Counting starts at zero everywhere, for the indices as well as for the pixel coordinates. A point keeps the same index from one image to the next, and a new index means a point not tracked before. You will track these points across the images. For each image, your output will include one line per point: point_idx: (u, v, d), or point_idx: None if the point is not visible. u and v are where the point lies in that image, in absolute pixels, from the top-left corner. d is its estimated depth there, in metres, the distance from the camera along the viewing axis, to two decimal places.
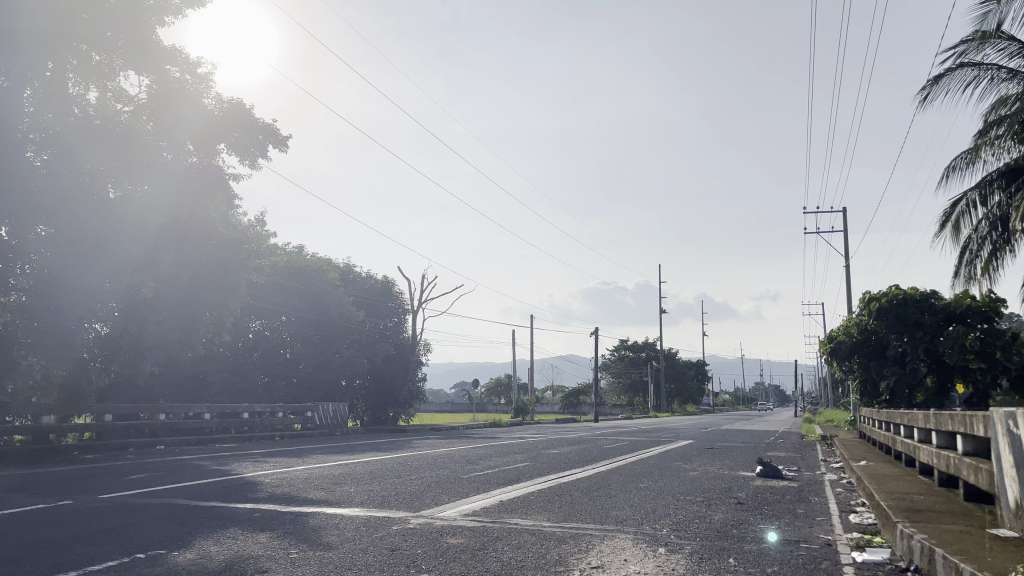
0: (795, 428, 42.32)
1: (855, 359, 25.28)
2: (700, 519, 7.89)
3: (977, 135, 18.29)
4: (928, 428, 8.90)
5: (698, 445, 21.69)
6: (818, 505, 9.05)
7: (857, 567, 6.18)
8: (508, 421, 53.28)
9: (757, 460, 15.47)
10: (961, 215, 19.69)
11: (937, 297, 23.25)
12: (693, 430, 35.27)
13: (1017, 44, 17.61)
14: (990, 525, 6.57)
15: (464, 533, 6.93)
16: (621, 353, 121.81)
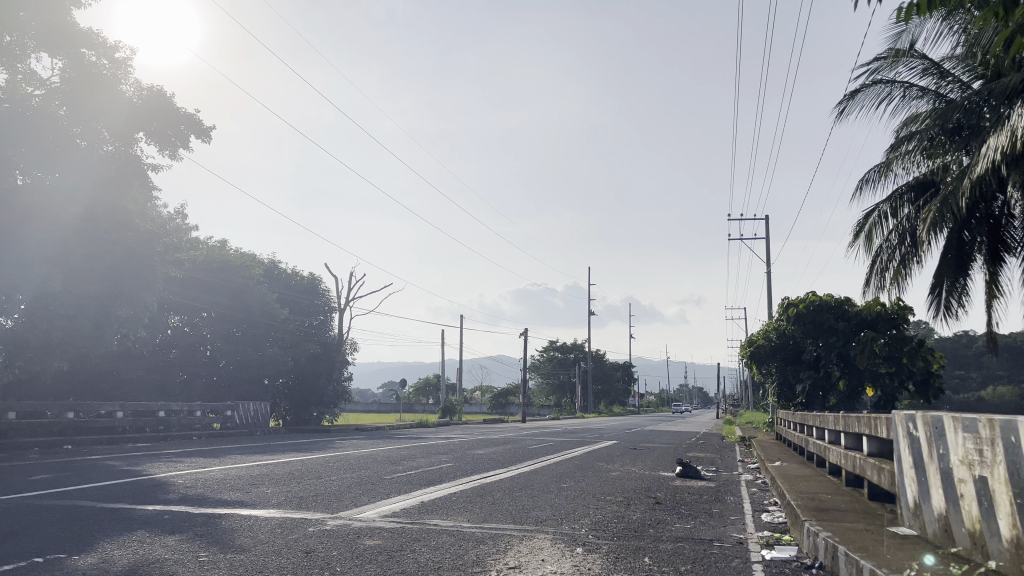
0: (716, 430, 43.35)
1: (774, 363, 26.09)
2: (618, 519, 8.00)
3: (889, 149, 19.10)
4: (838, 430, 9.22)
5: (622, 446, 22.02)
6: (732, 505, 9.27)
7: (765, 565, 6.35)
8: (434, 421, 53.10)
9: (677, 461, 15.78)
10: (874, 226, 20.54)
11: (851, 304, 24.14)
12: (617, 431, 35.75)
13: (927, 63, 18.44)
14: (891, 523, 6.89)
15: (381, 535, 6.86)
16: (551, 354, 122.90)
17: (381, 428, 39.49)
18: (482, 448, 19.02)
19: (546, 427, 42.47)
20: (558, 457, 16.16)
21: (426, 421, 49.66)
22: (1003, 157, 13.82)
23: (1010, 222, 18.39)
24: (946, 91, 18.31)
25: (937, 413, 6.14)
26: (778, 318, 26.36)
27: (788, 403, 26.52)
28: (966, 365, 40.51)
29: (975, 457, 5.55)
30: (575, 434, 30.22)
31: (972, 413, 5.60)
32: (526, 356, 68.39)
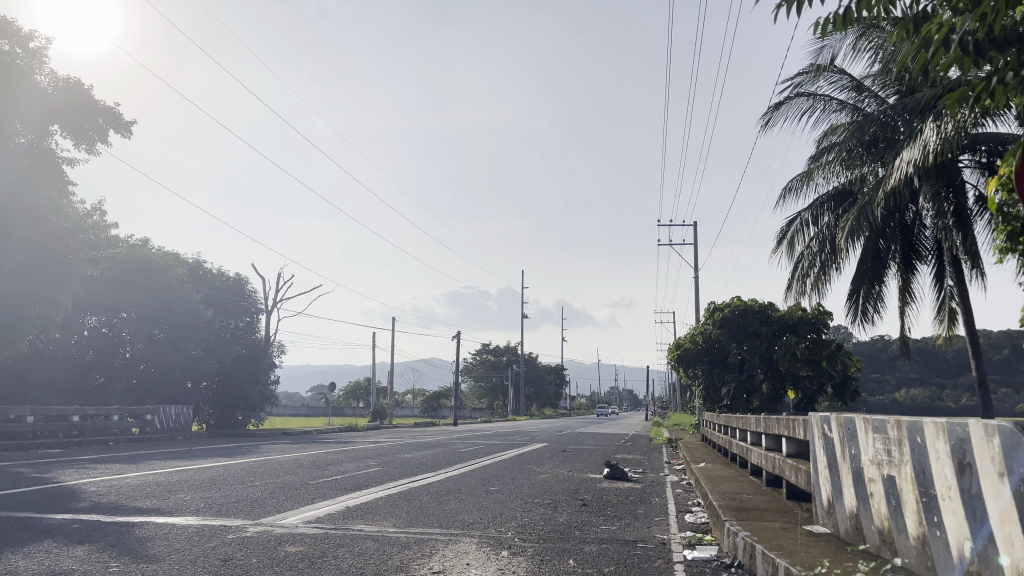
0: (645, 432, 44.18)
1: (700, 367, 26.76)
2: (544, 521, 8.05)
3: (810, 160, 19.79)
4: (759, 432, 9.50)
5: (552, 449, 21.91)
6: (657, 506, 9.45)
7: (686, 565, 6.49)
8: (363, 425, 52.56)
9: (606, 463, 16.02)
10: (796, 233, 21.23)
11: (773, 308, 25.01)
12: (547, 433, 35.95)
13: (847, 78, 19.17)
14: (806, 522, 7.12)
15: (303, 541, 6.74)
16: (484, 357, 123.16)
17: (309, 431, 38.76)
18: (410, 452, 18.91)
19: (477, 430, 42.45)
20: (487, 461, 16.19)
21: (356, 424, 49.04)
22: (914, 170, 14.47)
23: (922, 231, 19.26)
24: (864, 105, 19.05)
25: (849, 414, 6.38)
26: (704, 322, 27.07)
27: (714, 406, 27.22)
28: (881, 368, 42.27)
29: (883, 456, 5.79)
30: (505, 437, 30.26)
31: (882, 414, 5.84)
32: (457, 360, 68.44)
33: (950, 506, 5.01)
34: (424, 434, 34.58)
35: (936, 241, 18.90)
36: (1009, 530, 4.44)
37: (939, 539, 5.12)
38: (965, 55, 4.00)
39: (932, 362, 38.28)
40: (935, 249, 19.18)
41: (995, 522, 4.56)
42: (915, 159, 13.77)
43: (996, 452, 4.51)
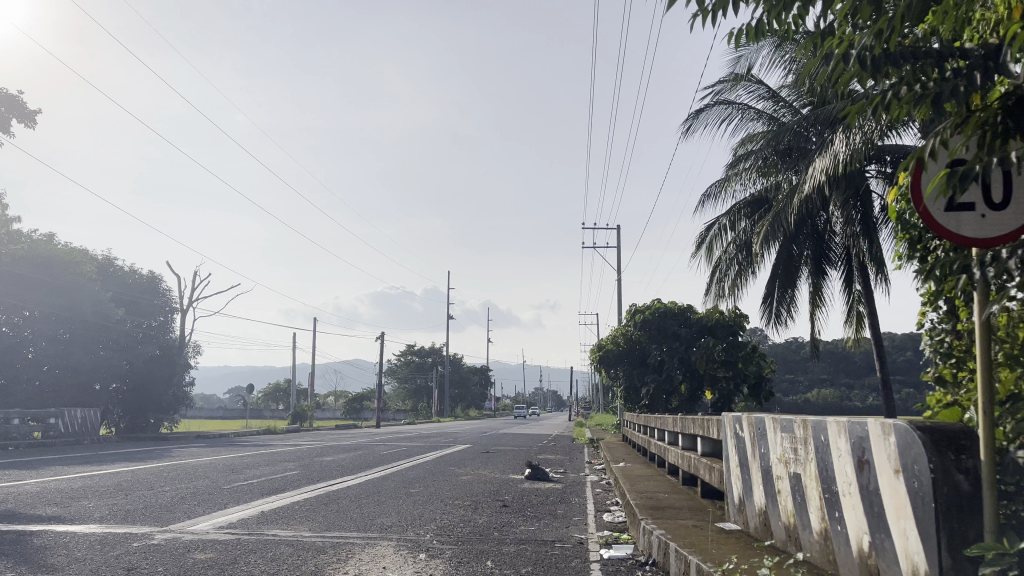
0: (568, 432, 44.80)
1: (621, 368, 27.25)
2: (463, 523, 8.03)
3: (728, 167, 20.39)
4: (676, 432, 9.70)
5: (475, 449, 22.34)
6: (576, 506, 9.55)
7: (603, 563, 6.59)
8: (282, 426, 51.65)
9: (526, 464, 16.14)
10: (714, 238, 21.91)
11: (692, 311, 25.61)
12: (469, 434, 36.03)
13: (764, 87, 19.81)
14: (719, 519, 7.31)
15: (214, 548, 6.55)
16: (408, 358, 122.53)
17: (224, 434, 37.69)
18: (329, 454, 18.63)
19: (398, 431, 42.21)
20: (407, 462, 16.08)
21: (274, 427, 47.97)
22: (825, 178, 15.04)
23: (833, 237, 20.08)
24: (780, 115, 19.71)
25: (759, 415, 6.58)
26: (626, 323, 27.53)
27: (634, 406, 27.75)
28: (793, 369, 43.91)
29: (790, 455, 5.99)
30: (428, 439, 30.05)
31: (789, 414, 6.04)
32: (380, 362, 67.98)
33: (849, 501, 5.22)
34: (346, 435, 34.18)
35: (846, 247, 19.72)
36: (904, 523, 4.65)
37: (841, 533, 5.33)
38: (863, 69, 4.12)
39: (842, 363, 39.96)
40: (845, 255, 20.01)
41: (891, 516, 4.78)
42: (827, 168, 14.33)
43: (893, 449, 4.74)
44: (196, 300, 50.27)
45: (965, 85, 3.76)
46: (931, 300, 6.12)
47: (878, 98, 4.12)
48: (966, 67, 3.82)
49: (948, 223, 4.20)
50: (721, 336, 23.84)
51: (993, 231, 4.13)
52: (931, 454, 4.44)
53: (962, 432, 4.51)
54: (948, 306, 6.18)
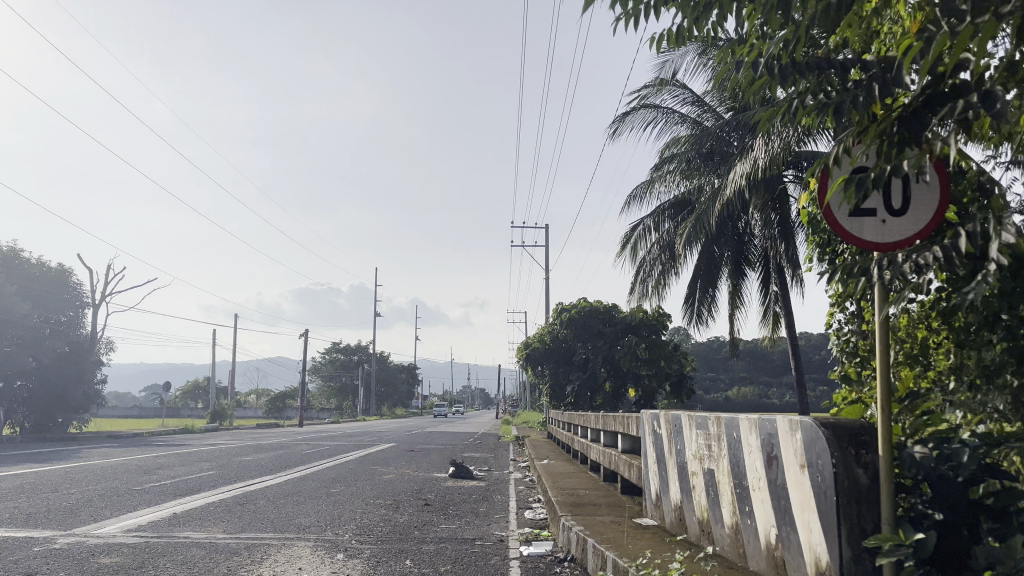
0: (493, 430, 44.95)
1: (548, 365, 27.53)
2: (384, 522, 7.97)
3: (653, 169, 20.79)
4: (598, 429, 9.86)
5: (399, 448, 22.18)
6: (498, 504, 9.59)
7: (522, 560, 6.63)
8: (199, 425, 50.21)
9: (450, 463, 16.12)
10: (639, 239, 22.32)
11: (617, 310, 26.03)
12: (394, 433, 35.76)
13: (688, 92, 20.25)
14: (637, 515, 7.44)
15: (121, 551, 6.33)
16: (335, 355, 120.87)
17: (138, 433, 36.37)
18: (247, 453, 18.22)
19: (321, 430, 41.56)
20: (329, 461, 15.87)
21: (192, 426, 46.58)
22: (746, 182, 15.50)
23: (751, 240, 20.63)
24: (703, 120, 20.20)
25: (676, 412, 6.74)
26: (552, 322, 27.80)
27: (560, 403, 28.04)
28: (714, 368, 45.10)
29: (705, 451, 6.14)
30: (353, 438, 29.67)
31: (704, 411, 6.19)
32: (304, 360, 66.87)
33: (759, 496, 5.39)
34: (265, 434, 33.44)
35: (764, 250, 20.27)
36: (808, 516, 4.83)
37: (749, 526, 5.51)
38: (772, 77, 4.24)
39: (760, 363, 41.27)
40: (763, 257, 20.52)
41: (796, 510, 4.95)
42: (747, 173, 14.78)
43: (799, 445, 4.92)
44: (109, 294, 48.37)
45: (864, 95, 3.89)
46: (838, 302, 6.39)
47: (786, 106, 4.25)
48: (866, 76, 3.96)
49: (852, 227, 4.38)
50: (645, 336, 24.30)
51: (892, 236, 4.33)
52: (833, 449, 4.63)
53: (863, 428, 4.72)
54: (854, 308, 6.46)
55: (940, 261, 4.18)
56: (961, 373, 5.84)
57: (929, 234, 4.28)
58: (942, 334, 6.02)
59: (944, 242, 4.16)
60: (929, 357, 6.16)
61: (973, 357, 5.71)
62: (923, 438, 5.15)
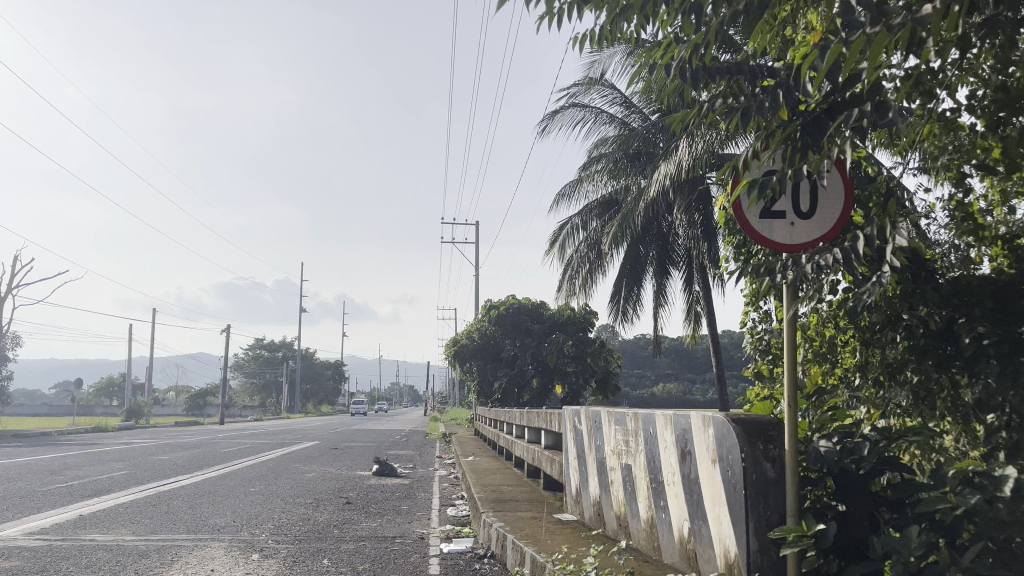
0: (420, 427, 44.82)
1: (476, 362, 27.59)
2: (303, 521, 7.85)
3: (581, 168, 21.05)
4: (522, 426, 9.93)
5: (323, 446, 21.84)
6: (421, 501, 9.56)
7: (441, 557, 6.62)
8: (113, 425, 48.48)
9: (374, 460, 16.00)
10: (566, 237, 22.56)
11: (544, 307, 26.23)
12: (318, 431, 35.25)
13: (617, 93, 20.52)
14: (557, 511, 7.52)
15: (21, 555, 6.06)
16: (261, 352, 118.41)
17: (46, 433, 34.81)
18: (163, 452, 17.70)
19: (242, 429, 40.61)
20: (249, 460, 15.54)
21: (105, 425, 44.94)
22: (669, 182, 15.87)
23: (676, 240, 21.04)
24: (631, 121, 20.49)
25: (595, 408, 6.83)
26: (481, 318, 27.84)
27: (487, 400, 28.10)
28: (641, 365, 45.95)
29: (622, 446, 6.24)
30: (275, 436, 29.09)
31: (622, 407, 6.29)
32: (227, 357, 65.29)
33: (673, 490, 5.50)
34: (183, 434, 32.53)
35: (687, 250, 20.66)
36: (719, 510, 4.96)
37: (664, 520, 5.63)
38: (684, 81, 4.34)
39: (686, 360, 42.24)
40: (686, 257, 20.85)
41: (707, 504, 5.08)
42: (671, 174, 15.11)
43: (711, 440, 5.05)
44: (16, 287, 46.24)
45: (770, 101, 4.02)
46: (753, 302, 6.56)
47: (697, 109, 4.37)
48: (773, 84, 4.09)
49: (762, 229, 4.49)
50: (572, 333, 24.55)
51: (799, 238, 4.47)
52: (743, 444, 4.76)
53: (771, 423, 4.85)
54: (767, 307, 6.65)
55: (841, 263, 4.45)
56: (866, 371, 6.06)
57: (832, 237, 4.46)
58: (848, 333, 6.22)
59: (843, 245, 4.39)
60: (836, 355, 6.40)
61: (877, 354, 5.93)
62: (828, 433, 5.34)
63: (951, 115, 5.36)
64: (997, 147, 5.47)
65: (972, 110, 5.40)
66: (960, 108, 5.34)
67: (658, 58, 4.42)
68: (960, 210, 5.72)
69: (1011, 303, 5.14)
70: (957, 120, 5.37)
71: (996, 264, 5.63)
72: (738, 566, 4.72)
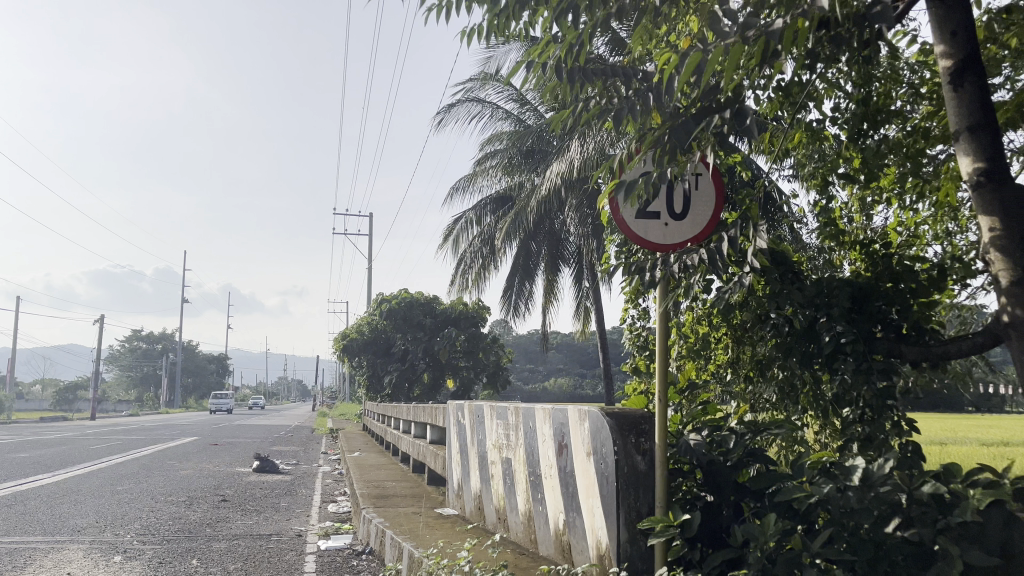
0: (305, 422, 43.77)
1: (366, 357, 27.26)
2: (174, 520, 7.54)
3: (476, 163, 21.09)
4: (408, 420, 9.87)
5: (202, 442, 20.97)
6: (302, 498, 9.34)
7: (317, 554, 6.49)
8: None
9: (254, 457, 15.53)
10: (461, 231, 22.56)
11: (437, 302, 26.11)
12: (197, 427, 33.90)
13: (512, 89, 20.64)
14: (439, 505, 7.52)
15: None
16: (141, 344, 112.93)
17: None
18: (22, 450, 16.62)
19: (111, 425, 38.53)
20: (119, 458, 14.79)
21: None
22: (561, 180, 16.13)
23: (567, 238, 21.43)
24: (526, 118, 20.67)
25: (479, 404, 6.86)
26: (372, 312, 27.51)
27: (376, 395, 27.80)
28: (533, 359, 46.67)
29: (503, 440, 6.29)
30: (151, 432, 27.78)
31: (504, 401, 6.34)
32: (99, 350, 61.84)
33: (550, 483, 5.59)
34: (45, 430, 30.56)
35: (578, 248, 21.09)
36: (592, 502, 5.06)
37: (541, 513, 5.71)
38: (560, 80, 4.40)
39: (577, 356, 43.17)
40: (577, 255, 21.26)
41: (582, 496, 5.18)
42: (563, 173, 15.38)
43: (586, 434, 5.16)
44: None
45: (641, 104, 4.17)
46: (632, 300, 6.75)
47: (572, 109, 4.45)
48: (643, 87, 4.25)
49: (636, 228, 4.60)
50: (465, 328, 24.57)
51: (670, 239, 4.61)
52: (615, 438, 4.88)
53: (643, 417, 5.00)
54: (645, 305, 6.85)
55: (707, 262, 4.60)
56: (737, 367, 6.34)
57: (704, 237, 4.63)
58: (720, 331, 6.48)
59: (710, 246, 4.57)
60: (709, 352, 6.66)
61: (747, 351, 6.19)
62: (698, 426, 5.57)
63: (817, 126, 5.69)
64: (856, 157, 5.81)
65: (836, 122, 5.76)
66: (825, 119, 5.68)
67: (533, 57, 4.44)
68: (823, 215, 6.02)
69: (865, 303, 5.47)
70: (822, 129, 5.70)
71: (853, 266, 5.93)
72: (608, 557, 4.84)
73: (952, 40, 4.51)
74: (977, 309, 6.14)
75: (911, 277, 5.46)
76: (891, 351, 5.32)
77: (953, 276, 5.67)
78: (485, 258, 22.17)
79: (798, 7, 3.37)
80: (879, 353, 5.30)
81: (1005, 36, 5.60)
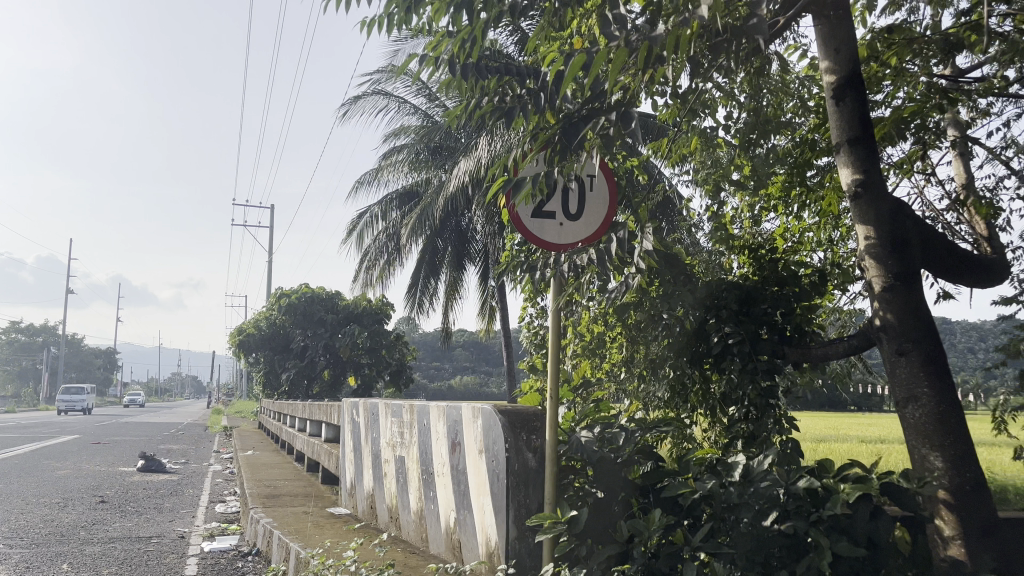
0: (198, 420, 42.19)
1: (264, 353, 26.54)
2: (46, 522, 7.13)
3: (382, 157, 20.81)
4: (304, 418, 9.63)
5: (86, 441, 19.88)
6: (189, 499, 8.98)
7: (200, 556, 6.24)
8: None
9: (140, 456, 14.84)
10: (365, 226, 22.21)
11: (338, 297, 25.59)
12: (81, 424, 32.16)
13: (421, 84, 20.48)
14: (331, 505, 7.37)
15: None
16: (24, 336, 106.38)
17: None
18: None
19: None
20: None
21: None
22: (469, 177, 16.15)
23: (474, 237, 21.51)
24: (434, 114, 20.56)
25: (374, 401, 6.76)
26: (271, 306, 26.79)
27: (274, 391, 27.07)
28: (439, 357, 46.59)
29: (397, 438, 6.22)
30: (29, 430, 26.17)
31: (399, 399, 6.27)
32: None
33: (442, 481, 5.55)
34: None
35: (483, 245, 21.15)
36: (483, 499, 5.06)
37: (433, 511, 5.67)
38: (455, 76, 4.39)
39: (483, 355, 43.33)
40: (483, 252, 21.32)
41: (473, 494, 5.17)
42: (468, 170, 15.34)
43: (478, 431, 5.16)
44: None
45: (533, 104, 4.25)
46: (531, 298, 6.79)
47: (466, 106, 4.44)
48: (533, 88, 4.35)
49: (532, 226, 4.60)
50: (369, 324, 24.24)
51: (564, 238, 4.65)
52: (507, 435, 4.89)
53: (534, 414, 5.03)
54: (544, 304, 6.91)
55: (597, 262, 4.66)
56: (630, 366, 6.45)
57: (597, 238, 4.69)
58: (615, 331, 6.59)
59: (600, 246, 4.62)
60: (604, 351, 6.76)
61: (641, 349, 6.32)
62: (590, 423, 5.62)
63: (711, 132, 5.87)
64: (747, 164, 6.02)
65: (729, 129, 5.95)
66: (719, 126, 5.87)
67: (427, 51, 4.34)
68: (715, 220, 6.20)
69: (752, 305, 5.66)
70: (715, 136, 5.89)
71: (742, 270, 6.10)
72: (497, 555, 4.85)
73: (836, 56, 4.73)
74: (855, 313, 6.47)
75: (794, 282, 5.70)
76: (775, 353, 5.54)
77: (833, 281, 5.96)
78: (391, 254, 21.91)
79: (685, 14, 3.46)
80: (764, 354, 5.50)
81: (886, 55, 5.89)
